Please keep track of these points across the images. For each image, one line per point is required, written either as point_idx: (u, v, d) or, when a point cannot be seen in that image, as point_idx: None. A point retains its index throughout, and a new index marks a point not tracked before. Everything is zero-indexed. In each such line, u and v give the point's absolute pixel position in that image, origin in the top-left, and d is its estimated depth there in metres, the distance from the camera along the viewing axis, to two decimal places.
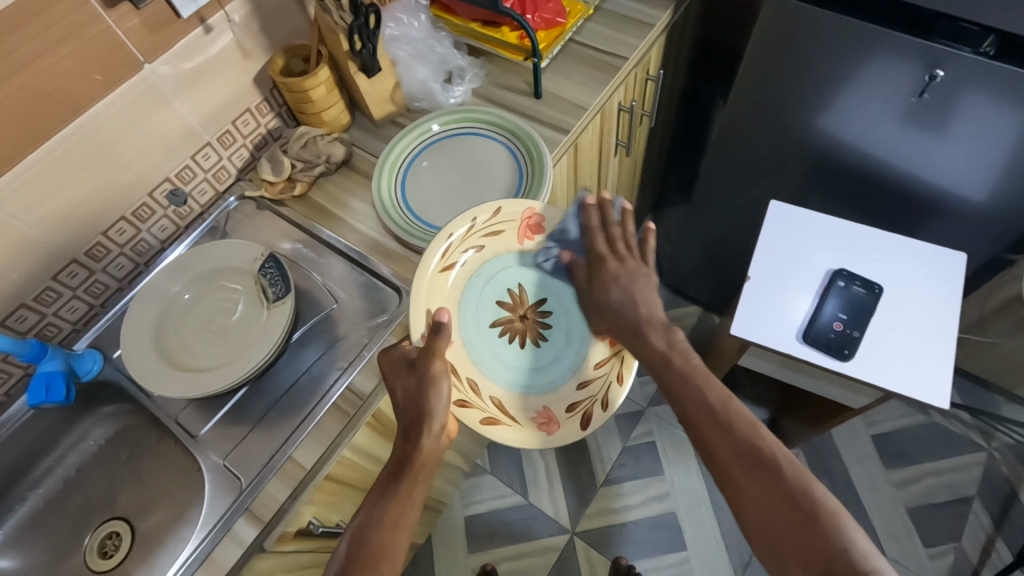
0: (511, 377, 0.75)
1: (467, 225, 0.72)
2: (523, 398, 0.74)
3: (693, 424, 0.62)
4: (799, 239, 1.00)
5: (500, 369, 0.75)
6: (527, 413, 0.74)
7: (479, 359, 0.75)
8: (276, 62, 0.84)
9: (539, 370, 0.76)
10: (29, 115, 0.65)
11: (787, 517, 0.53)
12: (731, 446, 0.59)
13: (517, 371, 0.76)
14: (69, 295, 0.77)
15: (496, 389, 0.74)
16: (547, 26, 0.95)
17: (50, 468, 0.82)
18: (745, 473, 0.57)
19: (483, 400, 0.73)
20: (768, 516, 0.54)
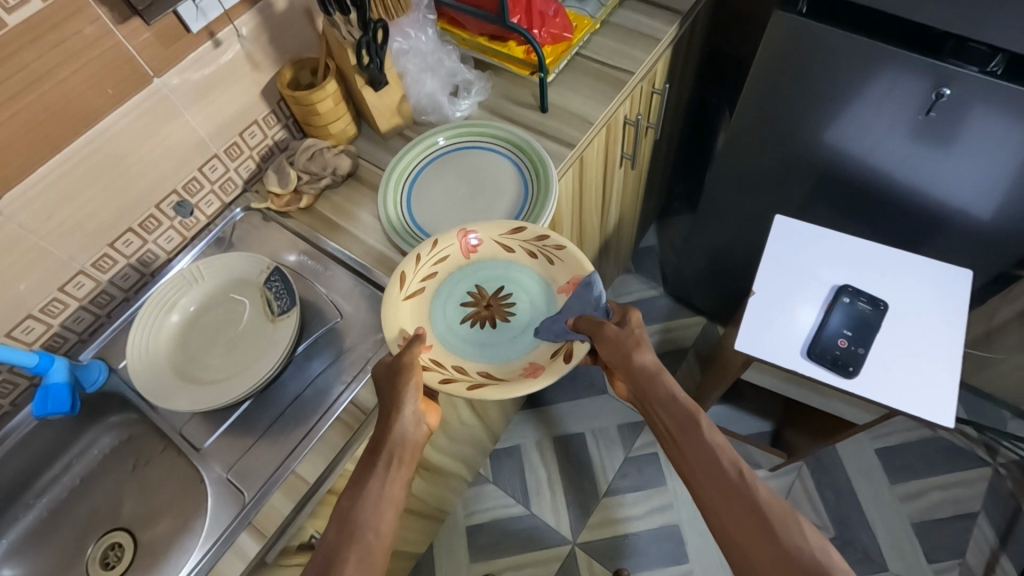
0: (495, 354, 0.74)
1: (411, 263, 0.73)
2: (511, 363, 0.73)
3: (702, 486, 0.59)
4: (805, 254, 0.99)
5: (485, 354, 0.74)
6: (515, 372, 0.72)
7: (460, 352, 0.74)
8: (285, 74, 0.84)
9: (517, 339, 0.75)
10: (42, 129, 0.65)
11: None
12: (741, 514, 0.56)
13: (498, 346, 0.75)
14: (76, 306, 0.78)
15: (483, 363, 0.74)
16: (555, 41, 0.95)
17: (55, 477, 0.82)
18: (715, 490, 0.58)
19: (471, 375, 0.72)
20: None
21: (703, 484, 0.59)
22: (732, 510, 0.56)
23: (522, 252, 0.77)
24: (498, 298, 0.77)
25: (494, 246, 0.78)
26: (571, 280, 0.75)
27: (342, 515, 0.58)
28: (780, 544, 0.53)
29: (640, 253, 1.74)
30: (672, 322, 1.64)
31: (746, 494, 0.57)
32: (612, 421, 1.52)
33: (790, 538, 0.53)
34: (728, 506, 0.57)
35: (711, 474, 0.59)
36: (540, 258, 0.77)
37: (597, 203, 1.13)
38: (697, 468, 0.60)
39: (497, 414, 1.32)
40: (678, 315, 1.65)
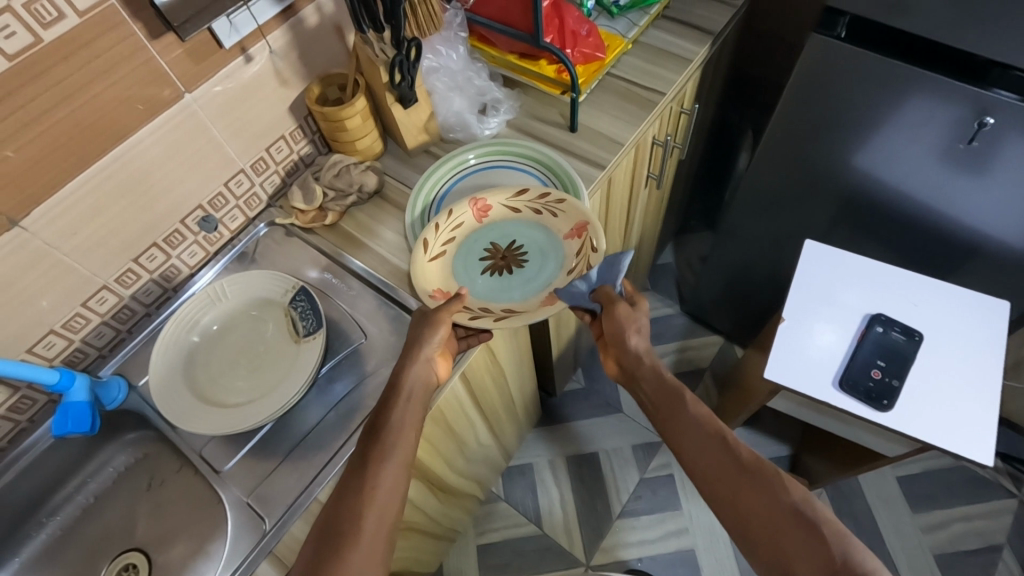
0: (515, 293, 0.78)
1: (431, 229, 0.78)
2: (530, 300, 0.77)
3: (691, 449, 0.65)
4: (835, 280, 0.97)
5: (507, 297, 0.78)
6: (534, 305, 0.77)
7: (484, 298, 0.78)
8: (313, 90, 0.83)
9: (533, 280, 0.79)
10: (71, 146, 0.64)
11: (794, 540, 0.56)
12: (729, 472, 0.62)
13: (516, 288, 0.78)
14: (98, 322, 0.76)
15: (504, 302, 0.78)
16: (587, 61, 0.93)
17: (71, 495, 0.81)
18: (702, 455, 0.64)
19: (495, 311, 0.76)
20: (777, 536, 0.57)
21: (690, 448, 0.65)
22: (720, 468, 0.62)
23: (529, 210, 0.82)
24: (512, 251, 0.81)
25: (503, 210, 0.83)
26: (575, 226, 0.79)
27: (340, 503, 0.60)
28: (769, 494, 0.59)
29: (657, 270, 1.73)
30: (689, 341, 1.62)
31: (732, 453, 0.63)
32: (626, 441, 1.49)
33: (776, 489, 0.59)
34: (716, 464, 0.62)
35: (697, 438, 0.65)
36: (546, 212, 0.81)
37: (621, 222, 1.12)
38: (687, 434, 0.66)
39: (513, 433, 1.30)
40: (694, 334, 1.63)
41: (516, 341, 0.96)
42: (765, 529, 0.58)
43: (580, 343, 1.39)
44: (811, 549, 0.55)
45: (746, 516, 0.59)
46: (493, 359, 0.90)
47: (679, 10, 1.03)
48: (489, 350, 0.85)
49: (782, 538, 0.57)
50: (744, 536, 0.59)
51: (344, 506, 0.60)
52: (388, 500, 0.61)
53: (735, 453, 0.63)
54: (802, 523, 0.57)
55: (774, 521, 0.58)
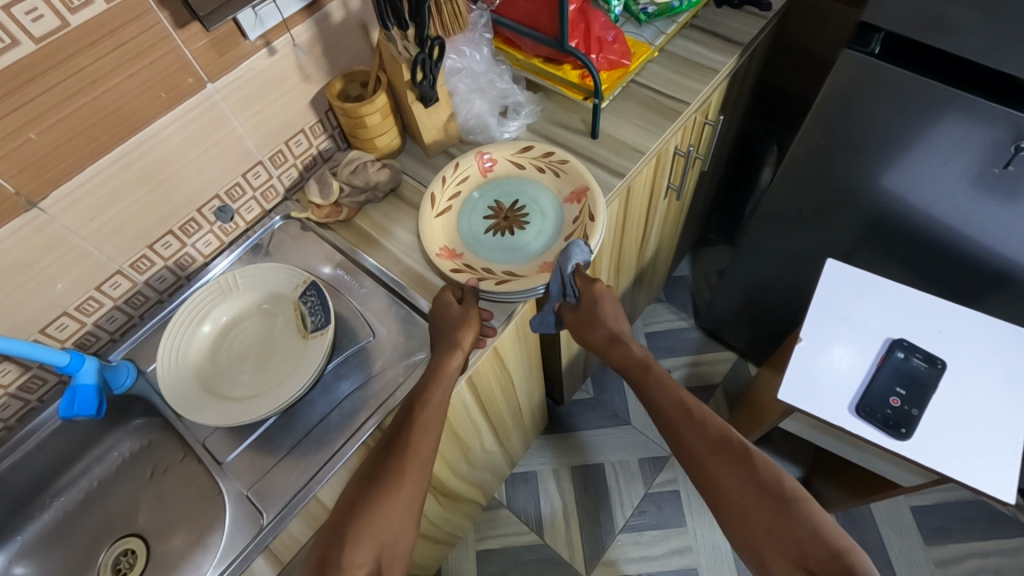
0: (515, 255, 0.78)
1: (437, 183, 0.80)
2: (529, 263, 0.77)
3: (670, 429, 0.71)
4: (856, 302, 0.95)
5: (508, 257, 0.78)
6: (533, 269, 0.77)
7: (486, 257, 0.78)
8: (334, 85, 0.83)
9: (533, 242, 0.79)
10: (93, 131, 0.65)
11: (768, 513, 0.61)
12: (707, 448, 0.67)
13: (519, 249, 0.79)
14: (110, 306, 0.77)
15: (505, 263, 0.78)
16: (611, 67, 0.91)
17: (77, 477, 0.82)
18: (681, 429, 0.69)
19: (497, 274, 0.76)
20: (747, 512, 0.62)
21: (670, 426, 0.70)
22: (700, 444, 0.67)
23: (533, 168, 0.84)
24: (515, 211, 0.82)
25: (508, 165, 0.85)
26: (576, 191, 0.80)
27: (354, 496, 0.61)
28: (745, 469, 0.64)
29: (672, 282, 1.71)
30: (701, 355, 1.60)
31: (706, 429, 0.68)
32: (633, 454, 1.47)
33: (753, 464, 0.64)
34: (692, 445, 0.68)
35: (675, 415, 0.70)
36: (548, 171, 0.83)
37: (637, 234, 1.10)
38: (664, 415, 0.71)
39: (518, 440, 1.29)
40: (707, 349, 1.61)
41: (526, 349, 0.95)
42: (744, 504, 0.63)
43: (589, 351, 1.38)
44: (779, 525, 0.60)
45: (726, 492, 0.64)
46: (501, 365, 0.89)
47: (708, 20, 1.01)
48: (499, 354, 0.84)
49: (751, 514, 0.62)
50: (721, 515, 0.64)
51: (357, 502, 0.61)
52: (409, 505, 0.61)
53: (709, 429, 0.68)
54: (772, 501, 0.62)
55: (745, 499, 0.63)
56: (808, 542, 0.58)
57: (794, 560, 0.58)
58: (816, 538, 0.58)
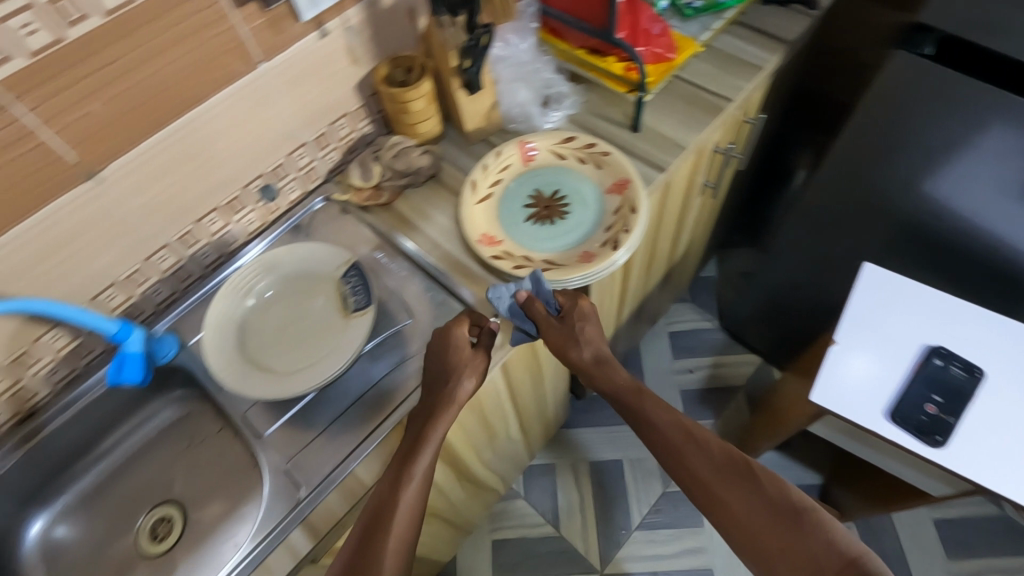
0: (555, 245, 0.79)
1: (479, 169, 0.81)
2: (569, 253, 0.78)
3: (669, 455, 0.67)
4: (893, 307, 0.93)
5: (548, 246, 0.79)
6: (572, 259, 0.77)
7: (526, 245, 0.79)
8: (381, 70, 0.84)
9: (573, 232, 0.79)
10: (150, 105, 0.66)
11: (780, 531, 0.58)
12: (710, 470, 0.64)
13: (559, 239, 0.79)
14: (157, 279, 0.79)
15: (545, 252, 0.78)
16: (657, 61, 0.91)
17: (116, 445, 0.84)
18: (680, 451, 0.66)
19: (536, 262, 0.77)
20: (760, 536, 0.59)
21: (668, 449, 0.67)
22: (703, 465, 0.64)
23: (574, 159, 0.84)
24: (555, 200, 0.82)
25: (549, 154, 0.85)
26: (617, 182, 0.80)
27: (380, 505, 0.60)
28: (753, 486, 0.61)
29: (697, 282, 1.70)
30: (722, 356, 1.60)
31: (707, 448, 0.65)
32: None
33: (762, 478, 0.61)
34: (695, 469, 0.64)
35: (672, 438, 0.67)
36: (589, 162, 0.83)
37: (670, 230, 1.09)
38: (662, 440, 0.67)
39: (541, 431, 1.29)
40: (729, 352, 1.61)
41: None
42: (756, 523, 0.59)
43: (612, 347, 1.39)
44: (795, 541, 0.57)
45: (736, 512, 0.61)
46: (533, 354, 0.89)
47: (754, 17, 1.00)
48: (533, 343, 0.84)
49: (765, 535, 0.58)
50: (730, 537, 0.61)
51: (383, 512, 0.59)
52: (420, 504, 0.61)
53: (709, 448, 0.65)
54: (784, 517, 0.59)
55: (757, 521, 0.59)
56: (827, 558, 0.55)
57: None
58: (833, 552, 0.55)
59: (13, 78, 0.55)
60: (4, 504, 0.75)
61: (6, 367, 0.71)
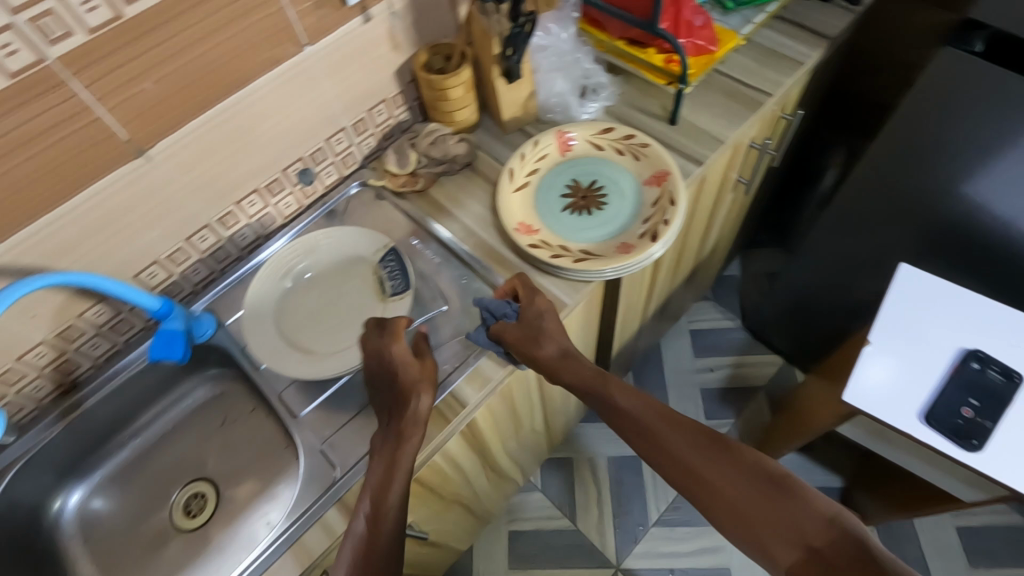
0: (592, 235, 0.79)
1: (517, 158, 0.81)
2: (606, 244, 0.78)
3: (645, 439, 0.64)
4: (930, 309, 0.92)
5: (585, 236, 0.79)
6: (609, 250, 0.77)
7: (563, 234, 0.79)
8: (420, 56, 0.84)
9: (610, 223, 0.79)
10: (199, 85, 0.66)
11: (764, 497, 0.56)
12: (687, 447, 0.61)
13: (596, 229, 0.79)
14: (196, 259, 0.80)
15: (582, 242, 0.78)
16: (697, 54, 0.90)
17: (151, 421, 0.85)
18: (655, 434, 0.63)
19: (573, 252, 0.77)
20: (745, 511, 0.56)
21: (644, 433, 0.64)
22: (679, 444, 0.62)
23: (612, 150, 0.84)
24: (592, 191, 0.82)
25: (587, 145, 0.85)
26: (656, 174, 0.80)
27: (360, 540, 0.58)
28: (730, 458, 0.59)
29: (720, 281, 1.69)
30: (745, 357, 1.57)
31: (683, 427, 0.63)
32: None
33: (739, 448, 0.60)
34: (671, 450, 0.61)
35: (646, 421, 0.64)
36: (627, 154, 0.83)
37: (702, 226, 1.08)
38: (636, 426, 0.65)
39: (563, 422, 1.28)
40: (752, 350, 1.58)
41: (587, 331, 0.94)
42: (739, 496, 0.57)
43: (635, 343, 1.38)
44: (773, 506, 0.55)
45: (717, 488, 0.58)
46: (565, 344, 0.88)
47: (795, 12, 0.99)
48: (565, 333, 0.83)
49: (743, 505, 0.56)
50: (715, 516, 0.58)
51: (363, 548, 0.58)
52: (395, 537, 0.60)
53: (683, 426, 0.63)
54: (765, 484, 0.57)
55: (738, 495, 0.57)
56: (808, 521, 0.53)
57: (799, 544, 0.53)
58: (813, 513, 0.53)
59: (70, 55, 0.55)
60: (44, 475, 0.77)
61: (52, 341, 0.72)
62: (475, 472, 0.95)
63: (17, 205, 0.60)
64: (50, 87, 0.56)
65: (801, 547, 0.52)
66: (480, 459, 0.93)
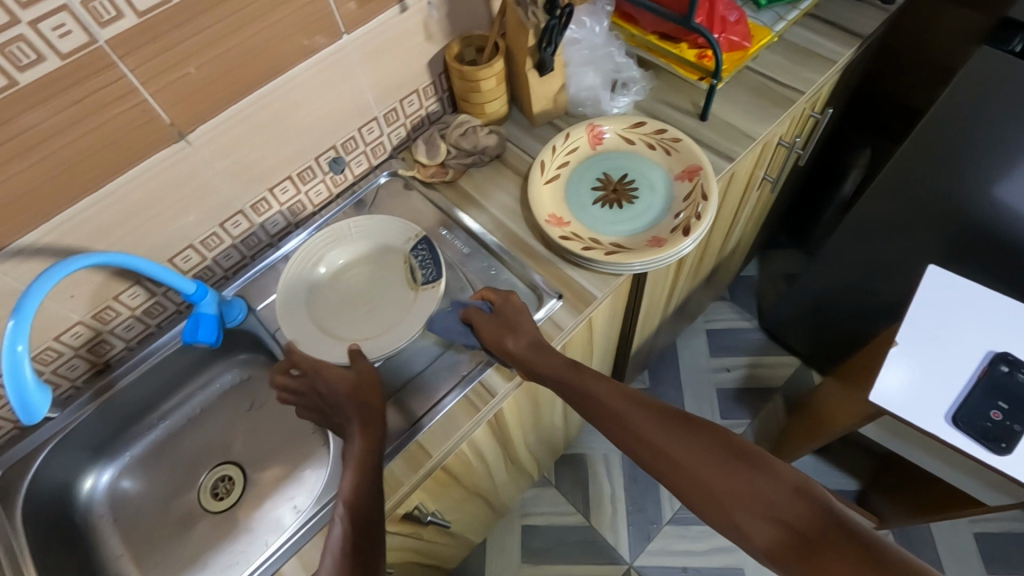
0: (623, 229, 0.79)
1: (548, 151, 0.82)
2: (637, 237, 0.78)
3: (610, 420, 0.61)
4: (957, 311, 0.91)
5: (616, 229, 0.79)
6: (640, 244, 0.77)
7: (594, 227, 0.79)
8: (453, 47, 0.84)
9: (640, 217, 0.79)
10: (240, 70, 0.67)
11: (731, 471, 0.54)
12: (652, 425, 0.59)
13: (627, 223, 0.79)
14: (229, 244, 0.81)
15: (612, 235, 0.78)
16: (731, 49, 0.89)
17: (179, 404, 0.86)
18: (620, 414, 0.61)
19: (604, 245, 0.77)
20: (713, 487, 0.54)
21: (609, 414, 0.61)
22: (645, 423, 0.59)
23: (643, 144, 0.84)
24: (623, 184, 0.83)
25: (617, 139, 0.85)
26: (687, 168, 0.80)
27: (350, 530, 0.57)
28: (696, 433, 0.57)
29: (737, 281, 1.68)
30: (762, 359, 1.56)
31: (647, 407, 0.60)
32: None
33: (704, 425, 0.58)
34: (636, 428, 0.59)
35: (611, 403, 0.62)
36: (658, 148, 0.83)
37: (726, 223, 1.08)
38: (601, 408, 0.62)
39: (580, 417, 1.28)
40: (769, 351, 1.57)
41: (609, 327, 0.94)
42: (706, 472, 0.55)
43: (653, 341, 1.38)
44: (741, 480, 0.53)
45: (683, 466, 0.56)
46: (590, 339, 0.87)
47: (827, 10, 0.99)
48: (591, 327, 0.83)
49: (711, 480, 0.54)
50: (683, 494, 0.56)
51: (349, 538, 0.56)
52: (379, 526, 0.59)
53: (647, 405, 0.61)
54: (731, 458, 0.55)
55: (705, 471, 0.54)
56: (776, 492, 0.52)
57: (768, 516, 0.51)
58: (780, 484, 0.52)
59: (120, 37, 0.56)
60: (76, 453, 0.78)
61: (89, 321, 0.74)
62: (495, 464, 0.95)
63: (63, 184, 0.61)
64: (100, 67, 0.56)
65: (772, 520, 0.51)
66: (500, 451, 0.93)
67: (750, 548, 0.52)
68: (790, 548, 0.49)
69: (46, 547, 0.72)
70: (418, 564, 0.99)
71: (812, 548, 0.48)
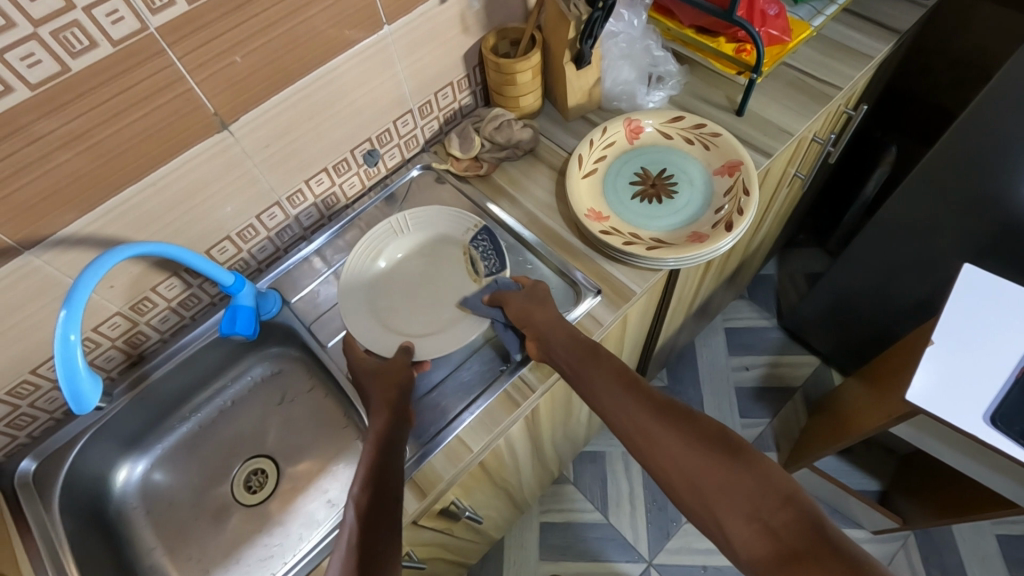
0: (666, 224, 0.78)
1: (586, 144, 0.81)
2: (677, 232, 0.77)
3: (608, 404, 0.60)
4: (996, 311, 0.90)
5: (657, 224, 0.78)
6: (680, 239, 0.76)
7: (635, 223, 0.78)
8: (488, 40, 0.84)
9: (681, 212, 0.79)
10: (281, 62, 0.66)
11: (721, 469, 0.52)
12: (649, 412, 0.58)
13: (667, 218, 0.78)
14: (264, 236, 0.80)
15: (653, 231, 0.78)
16: (770, 43, 0.89)
17: (211, 398, 0.86)
18: (620, 398, 0.60)
19: (645, 240, 0.76)
20: (700, 483, 0.52)
21: (607, 398, 0.61)
22: (642, 410, 0.58)
23: (681, 139, 0.84)
24: (662, 179, 0.82)
25: (655, 134, 0.85)
26: (728, 164, 0.79)
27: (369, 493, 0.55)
28: (693, 428, 0.56)
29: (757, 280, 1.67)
30: (782, 358, 1.55)
31: (650, 396, 0.60)
32: None
33: (704, 421, 0.56)
34: (633, 414, 0.58)
35: (612, 386, 0.61)
36: (697, 143, 0.83)
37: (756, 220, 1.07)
38: (601, 391, 0.61)
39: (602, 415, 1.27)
40: (789, 351, 1.56)
41: (641, 323, 0.93)
42: (696, 466, 0.53)
43: (675, 339, 1.37)
44: (727, 479, 0.51)
45: (674, 456, 0.54)
46: (622, 336, 0.86)
47: (864, 6, 0.98)
48: (626, 324, 0.83)
49: (700, 477, 0.52)
50: (669, 485, 0.54)
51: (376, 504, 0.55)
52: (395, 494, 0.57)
53: (651, 394, 0.60)
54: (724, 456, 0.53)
55: (695, 466, 0.53)
56: (764, 497, 0.49)
57: (752, 519, 0.49)
58: (767, 488, 0.50)
59: (170, 25, 0.56)
60: (111, 443, 0.78)
61: (126, 312, 0.73)
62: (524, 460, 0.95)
63: (109, 173, 0.61)
64: (149, 55, 0.56)
65: (757, 524, 0.48)
66: (530, 447, 0.92)
67: (733, 555, 0.49)
68: (772, 554, 0.46)
69: (83, 537, 0.71)
70: (443, 560, 0.98)
71: (795, 557, 0.45)
